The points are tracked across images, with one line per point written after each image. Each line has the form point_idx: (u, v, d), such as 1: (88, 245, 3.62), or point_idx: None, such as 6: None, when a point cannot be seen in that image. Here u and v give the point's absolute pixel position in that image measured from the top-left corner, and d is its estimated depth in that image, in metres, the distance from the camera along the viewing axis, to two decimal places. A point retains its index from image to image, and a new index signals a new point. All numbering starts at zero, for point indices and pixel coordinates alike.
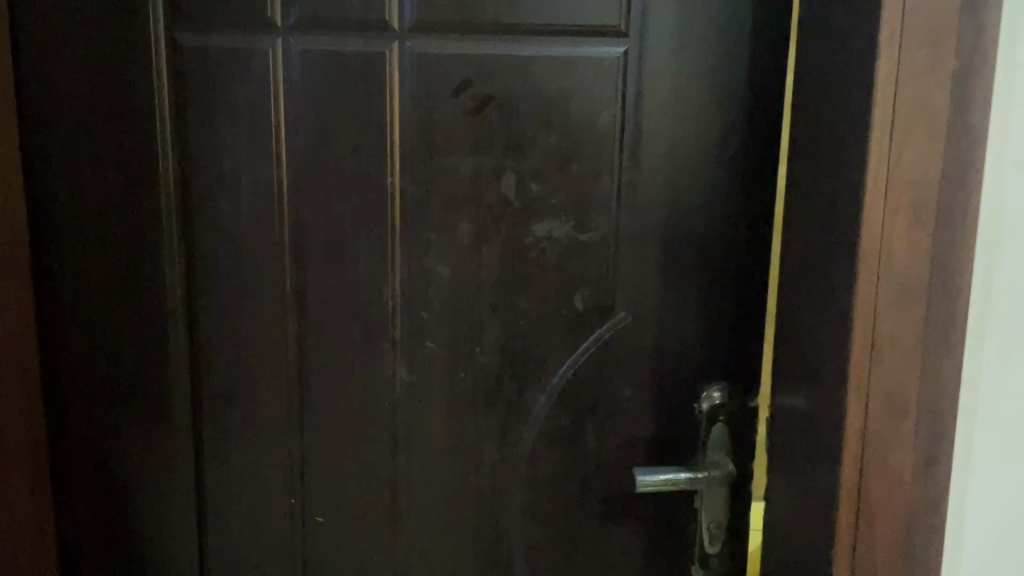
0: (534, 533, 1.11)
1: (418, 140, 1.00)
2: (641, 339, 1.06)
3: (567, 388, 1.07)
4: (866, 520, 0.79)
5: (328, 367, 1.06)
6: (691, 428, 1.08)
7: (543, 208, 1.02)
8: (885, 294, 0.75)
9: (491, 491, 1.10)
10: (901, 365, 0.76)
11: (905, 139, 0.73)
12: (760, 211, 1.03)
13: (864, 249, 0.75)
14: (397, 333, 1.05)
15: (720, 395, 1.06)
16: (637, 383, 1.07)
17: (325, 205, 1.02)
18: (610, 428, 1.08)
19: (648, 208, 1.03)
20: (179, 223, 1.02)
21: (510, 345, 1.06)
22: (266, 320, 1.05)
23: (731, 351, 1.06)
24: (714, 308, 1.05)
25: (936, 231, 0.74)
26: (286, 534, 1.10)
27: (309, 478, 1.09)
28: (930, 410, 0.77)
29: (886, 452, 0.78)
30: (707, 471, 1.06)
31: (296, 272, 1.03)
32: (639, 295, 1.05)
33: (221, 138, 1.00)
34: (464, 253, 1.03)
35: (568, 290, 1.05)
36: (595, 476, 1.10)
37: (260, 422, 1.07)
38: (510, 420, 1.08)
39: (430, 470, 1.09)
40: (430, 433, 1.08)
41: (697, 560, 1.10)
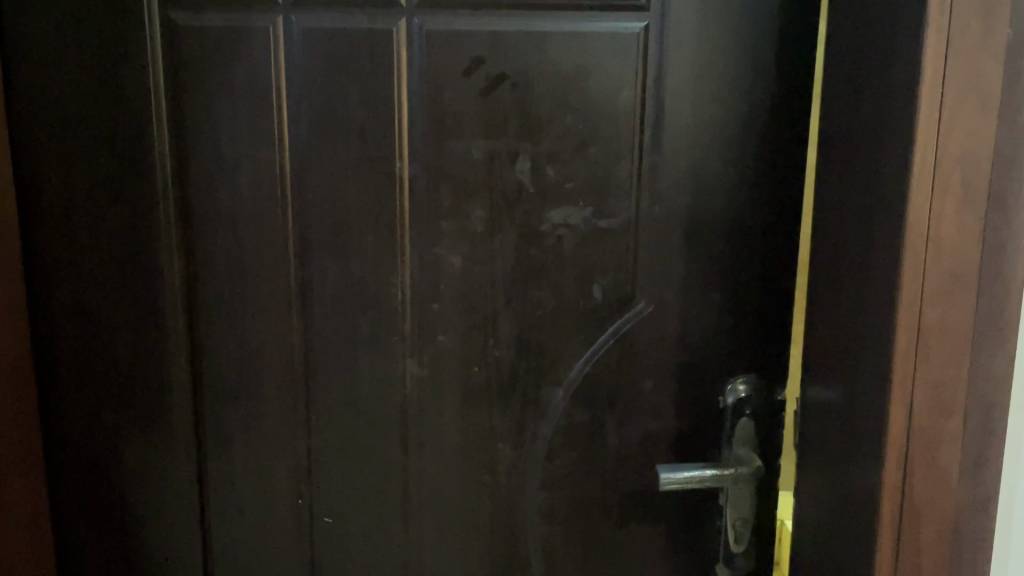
0: (552, 532, 1.07)
1: (428, 122, 0.95)
2: (663, 331, 1.01)
3: (586, 382, 1.02)
4: (910, 527, 0.74)
5: (336, 362, 1.01)
6: (715, 423, 1.03)
7: (559, 193, 0.97)
8: (931, 286, 0.70)
9: (506, 488, 1.06)
10: (949, 361, 0.71)
11: (956, 116, 0.67)
12: (789, 195, 0.98)
13: (911, 236, 0.70)
14: (407, 326, 1.01)
15: (745, 388, 1.02)
16: (659, 377, 1.02)
17: (330, 193, 0.97)
18: (631, 424, 1.04)
19: (670, 193, 0.98)
20: (178, 213, 0.97)
21: (526, 337, 1.01)
22: (271, 314, 1.00)
23: (758, 343, 1.01)
24: (741, 298, 1.00)
25: (988, 216, 0.69)
26: (293, 535, 1.06)
27: (317, 477, 1.04)
28: (980, 409, 0.72)
29: (932, 453, 0.73)
30: (733, 468, 1.01)
31: (301, 263, 0.99)
32: (661, 284, 1.00)
33: (220, 122, 0.95)
34: (477, 242, 0.98)
35: (586, 279, 1.00)
36: (615, 473, 1.05)
37: (265, 419, 1.03)
38: (527, 416, 1.04)
39: (443, 468, 1.05)
40: (442, 430, 1.04)
41: (723, 559, 1.06)
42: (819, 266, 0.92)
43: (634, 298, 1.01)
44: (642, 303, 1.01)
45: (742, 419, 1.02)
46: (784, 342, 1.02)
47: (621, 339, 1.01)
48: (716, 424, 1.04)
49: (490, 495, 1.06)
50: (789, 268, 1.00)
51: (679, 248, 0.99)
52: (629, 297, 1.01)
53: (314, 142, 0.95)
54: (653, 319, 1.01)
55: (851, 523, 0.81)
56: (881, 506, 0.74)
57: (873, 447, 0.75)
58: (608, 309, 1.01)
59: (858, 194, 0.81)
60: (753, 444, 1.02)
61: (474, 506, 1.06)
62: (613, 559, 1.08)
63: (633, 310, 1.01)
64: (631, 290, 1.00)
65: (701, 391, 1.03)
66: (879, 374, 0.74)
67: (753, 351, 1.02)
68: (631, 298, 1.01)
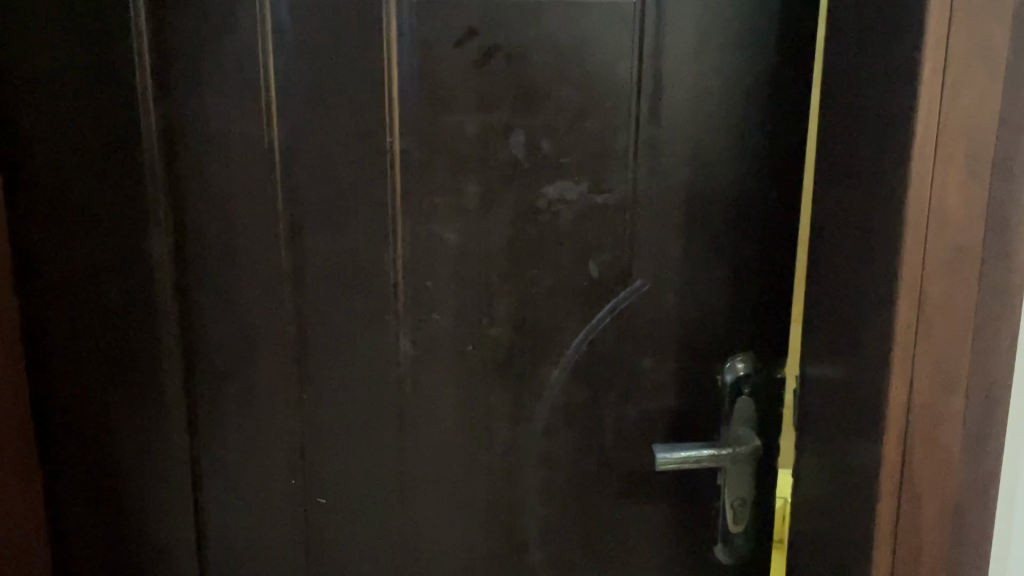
0: (550, 513, 1.06)
1: (420, 96, 0.93)
2: (661, 308, 0.99)
3: (584, 360, 1.01)
4: (911, 508, 0.72)
5: (328, 341, 1.00)
6: (714, 400, 1.02)
7: (555, 169, 0.95)
8: (934, 259, 0.68)
9: (503, 468, 1.05)
10: (952, 337, 0.69)
11: (960, 85, 0.65)
12: (790, 167, 0.95)
13: (912, 209, 0.68)
14: (400, 304, 0.99)
15: (745, 365, 1.00)
16: (657, 355, 1.01)
17: (321, 169, 0.95)
18: (629, 403, 1.02)
19: (668, 167, 0.95)
20: (166, 191, 0.96)
21: (522, 315, 1.00)
22: (263, 292, 0.99)
23: (757, 320, 1.00)
24: (740, 274, 0.98)
25: (994, 188, 0.66)
26: (288, 516, 1.05)
27: (311, 458, 1.03)
28: (983, 385, 0.70)
29: (933, 431, 0.71)
30: (730, 447, 0.99)
31: (292, 240, 0.97)
32: (659, 261, 0.98)
33: (209, 97, 0.93)
34: (471, 218, 0.97)
35: (583, 256, 0.98)
36: (613, 452, 1.04)
37: (258, 399, 1.02)
38: (523, 394, 1.02)
39: (439, 448, 1.04)
40: (437, 409, 1.02)
41: (721, 538, 1.05)
42: (820, 241, 0.90)
43: (631, 275, 0.99)
44: (640, 280, 0.99)
45: (742, 396, 1.00)
46: (785, 318, 1.00)
47: (618, 317, 1.00)
48: (715, 403, 1.02)
49: (486, 475, 1.05)
50: (790, 243, 0.98)
51: (677, 223, 0.97)
52: (626, 274, 0.99)
53: (304, 116, 0.93)
54: (650, 296, 0.99)
55: (852, 504, 0.80)
56: (881, 486, 0.73)
57: (874, 427, 0.73)
58: (605, 286, 0.99)
59: (861, 167, 0.79)
60: (753, 423, 1.00)
61: (470, 485, 1.05)
62: (611, 539, 1.06)
63: (630, 287, 0.99)
64: (628, 266, 0.98)
65: (699, 369, 1.01)
66: (880, 352, 0.72)
67: (753, 328, 1.00)
68: (628, 274, 0.99)
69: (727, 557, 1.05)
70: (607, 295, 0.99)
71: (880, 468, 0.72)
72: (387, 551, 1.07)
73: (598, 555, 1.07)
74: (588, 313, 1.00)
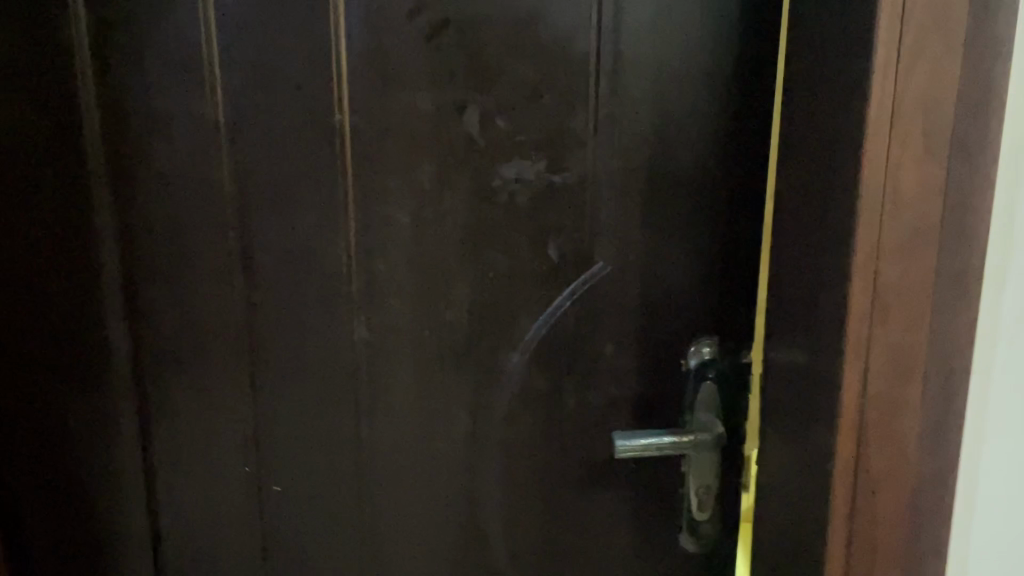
0: (512, 502, 1.03)
1: (370, 71, 0.90)
2: (623, 292, 0.96)
3: (544, 345, 0.98)
4: (867, 501, 0.70)
5: (281, 325, 0.97)
6: (678, 387, 0.99)
7: (511, 147, 0.92)
8: (889, 242, 0.65)
9: (462, 456, 1.02)
10: (908, 322, 0.66)
11: (916, 59, 0.62)
12: (755, 146, 0.92)
13: (866, 189, 0.64)
14: (354, 288, 0.96)
15: (709, 351, 0.97)
16: (619, 340, 0.98)
17: (269, 148, 0.92)
18: (591, 389, 0.99)
19: (629, 146, 0.92)
20: (109, 172, 0.92)
21: (479, 299, 0.97)
22: (212, 276, 0.96)
23: (722, 304, 0.97)
24: (704, 256, 0.95)
25: (952, 166, 0.63)
26: (242, 505, 1.03)
27: (265, 445, 1.01)
28: (941, 373, 0.67)
29: (889, 420, 0.68)
30: (693, 435, 0.97)
31: (241, 223, 0.94)
32: (620, 243, 0.95)
33: (150, 74, 0.89)
34: (424, 199, 0.93)
35: (541, 238, 0.95)
36: (575, 439, 1.01)
37: (210, 385, 0.99)
38: (482, 380, 0.99)
39: (397, 436, 1.01)
40: (394, 396, 1.00)
41: (686, 526, 1.02)
42: (784, 222, 0.87)
43: (592, 258, 0.96)
44: (601, 264, 0.96)
45: (706, 382, 0.98)
46: (751, 302, 0.97)
47: (579, 301, 0.97)
48: (679, 389, 0.99)
49: (445, 463, 1.02)
50: (756, 224, 0.95)
51: (639, 204, 0.94)
52: (587, 257, 0.96)
53: (250, 94, 0.90)
54: (612, 280, 0.96)
55: (812, 496, 0.77)
56: (836, 479, 0.70)
57: (829, 418, 0.71)
58: (564, 269, 0.96)
59: (821, 144, 0.76)
60: (717, 409, 0.98)
61: (430, 475, 1.02)
62: (575, 529, 1.04)
63: (591, 270, 0.96)
64: (588, 249, 0.95)
65: (663, 354, 0.98)
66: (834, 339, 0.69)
67: (717, 312, 0.97)
68: (588, 257, 0.96)
69: (694, 547, 1.03)
70: (567, 278, 0.96)
71: (834, 460, 0.70)
72: (347, 542, 1.05)
73: (561, 544, 1.05)
74: (547, 298, 0.97)
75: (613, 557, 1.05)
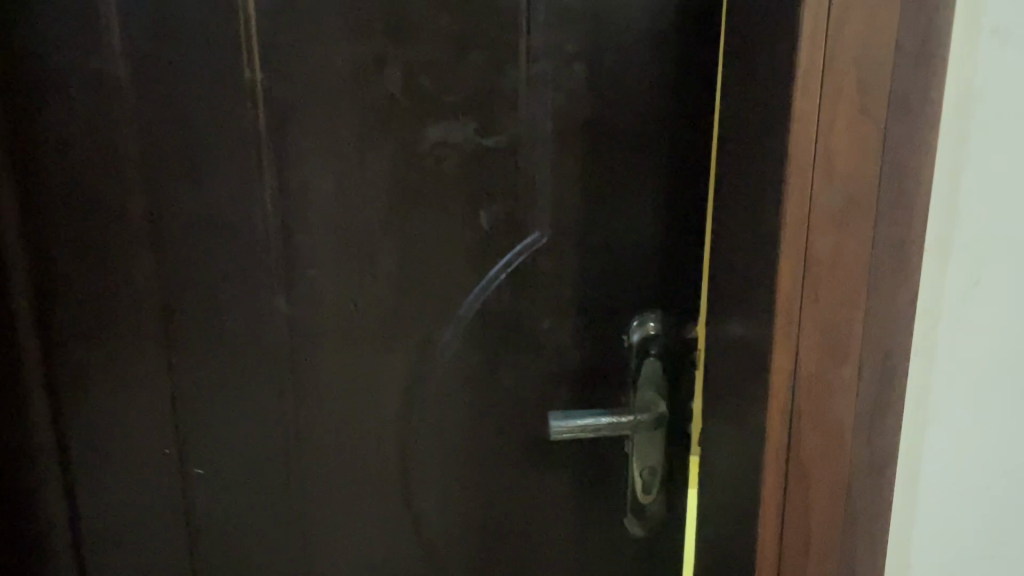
0: (448, 484, 0.98)
1: (282, 24, 0.83)
2: (559, 262, 0.90)
3: (477, 317, 0.92)
4: (799, 490, 0.64)
5: (196, 298, 0.91)
6: (619, 364, 0.93)
7: (436, 107, 0.85)
8: (822, 209, 0.59)
9: (394, 436, 0.97)
10: (842, 298, 0.60)
11: (850, 4, 0.55)
12: (699, 104, 0.86)
13: (796, 151, 0.58)
14: (273, 259, 0.90)
15: (651, 327, 0.91)
16: (556, 313, 0.92)
17: (176, 108, 0.85)
18: (528, 365, 0.94)
19: (564, 105, 0.85)
20: (3, 134, 0.86)
21: (407, 271, 0.91)
22: (121, 246, 0.90)
23: (664, 276, 0.91)
24: (645, 224, 0.89)
25: (890, 125, 0.57)
26: (163, 486, 0.98)
27: (185, 425, 0.96)
28: (878, 353, 0.61)
29: (822, 404, 0.62)
30: (633, 416, 0.92)
31: (149, 189, 0.88)
32: (555, 210, 0.89)
33: (42, 27, 0.82)
34: (345, 163, 0.87)
35: (471, 205, 0.88)
36: (512, 418, 0.96)
37: (124, 362, 0.93)
38: (413, 355, 0.94)
39: (325, 415, 0.96)
40: (320, 372, 0.94)
41: (631, 509, 0.97)
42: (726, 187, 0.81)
43: (526, 225, 0.89)
44: (535, 232, 0.89)
45: (648, 360, 0.92)
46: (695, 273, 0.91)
47: (513, 272, 0.91)
48: (621, 366, 0.93)
49: (376, 443, 0.97)
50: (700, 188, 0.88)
51: (575, 167, 0.87)
52: (519, 225, 0.89)
53: (152, 48, 0.83)
54: (548, 249, 0.90)
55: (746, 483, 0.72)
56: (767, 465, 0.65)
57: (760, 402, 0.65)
58: (496, 238, 0.90)
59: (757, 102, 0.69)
60: (662, 387, 0.92)
61: (361, 454, 0.97)
62: (515, 511, 0.99)
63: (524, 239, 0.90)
64: (522, 216, 0.89)
65: (602, 329, 0.92)
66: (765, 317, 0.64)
67: (659, 284, 0.91)
68: (522, 225, 0.89)
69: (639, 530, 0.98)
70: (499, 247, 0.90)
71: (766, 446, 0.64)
72: (276, 525, 1.00)
73: (500, 527, 1.00)
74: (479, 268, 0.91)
75: (555, 541, 1.00)
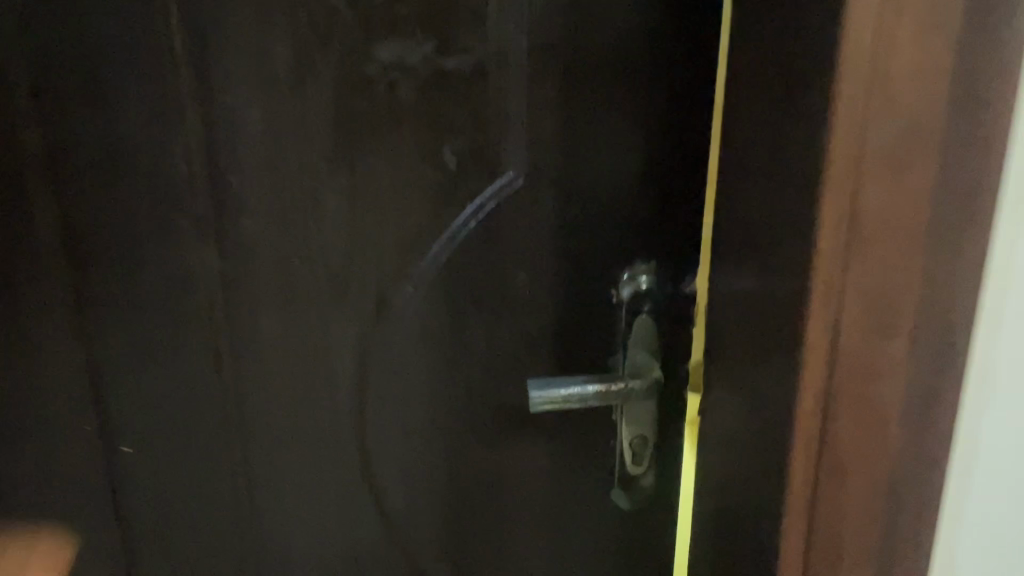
0: (410, 459, 0.87)
1: None
2: (535, 205, 0.77)
3: (440, 271, 0.79)
4: (832, 488, 0.54)
5: (109, 254, 0.77)
6: (604, 323, 0.81)
7: (386, 23, 0.71)
8: (874, 147, 0.46)
9: (350, 406, 0.85)
10: (897, 258, 0.48)
11: None
12: (700, 18, 0.71)
13: (846, 75, 0.45)
14: (199, 207, 0.76)
15: (642, 280, 0.79)
16: (531, 265, 0.79)
17: (66, 24, 0.69)
18: (499, 325, 0.81)
19: (540, 20, 0.71)
20: None
21: (358, 219, 0.78)
22: (14, 193, 0.75)
23: (658, 222, 0.78)
24: (635, 161, 0.76)
25: (967, 39, 0.44)
26: (87, 467, 0.86)
27: (108, 398, 0.83)
28: (936, 323, 0.50)
29: (865, 387, 0.51)
30: (624, 383, 0.80)
31: (41, 124, 0.73)
32: (530, 146, 0.75)
33: None
34: (279, 91, 0.73)
35: (432, 142, 0.75)
36: (483, 385, 0.84)
37: (30, 329, 0.80)
38: (368, 315, 0.81)
39: (270, 383, 0.84)
40: (262, 334, 0.82)
41: (620, 483, 0.86)
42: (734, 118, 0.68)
43: (495, 162, 0.76)
44: (507, 170, 0.76)
45: (638, 317, 0.80)
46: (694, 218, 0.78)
47: (481, 218, 0.77)
48: (606, 325, 0.81)
49: (330, 415, 0.85)
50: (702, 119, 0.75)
51: (554, 92, 0.74)
52: (488, 161, 0.76)
53: None
54: (522, 190, 0.77)
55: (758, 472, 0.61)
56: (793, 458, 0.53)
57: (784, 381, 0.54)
58: (461, 178, 0.76)
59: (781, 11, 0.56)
60: (655, 349, 0.80)
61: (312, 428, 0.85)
62: (486, 487, 0.88)
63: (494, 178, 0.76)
64: (491, 151, 0.75)
65: (585, 282, 0.80)
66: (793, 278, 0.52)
67: (652, 231, 0.78)
68: (491, 161, 0.76)
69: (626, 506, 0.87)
70: (465, 188, 0.77)
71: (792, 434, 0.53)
72: (215, 507, 0.88)
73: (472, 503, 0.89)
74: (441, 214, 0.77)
75: (531, 519, 0.90)
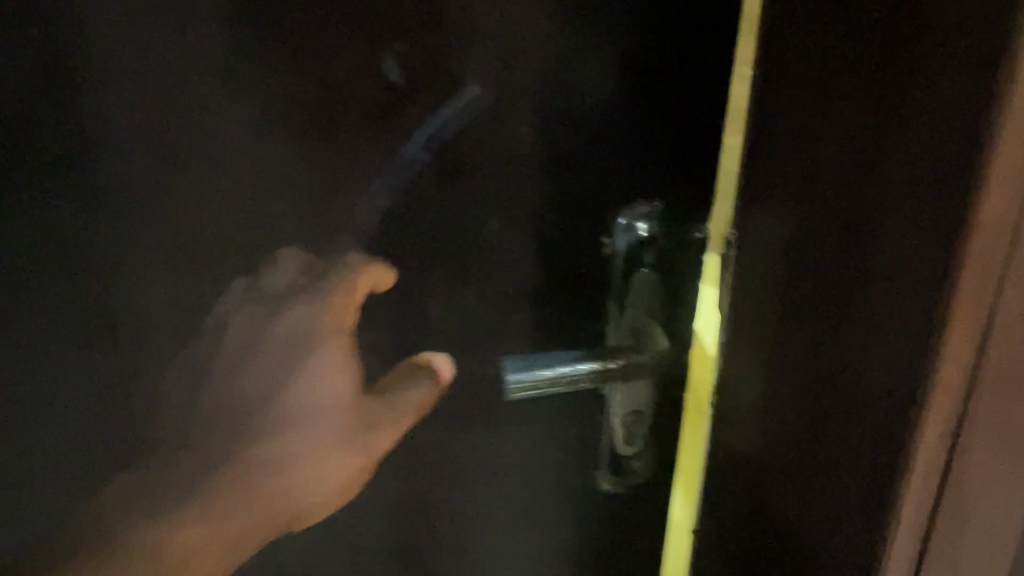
0: (353, 464, 0.69)
1: None
2: (507, 129, 0.58)
3: (382, 219, 0.60)
4: (961, 514, 0.42)
5: None
6: (598, 285, 0.64)
7: None
8: None
9: (266, 411, 0.65)
10: None
11: None
12: None
13: None
14: (37, 149, 0.55)
15: (643, 227, 0.62)
16: (503, 209, 0.60)
17: None
18: (461, 284, 0.63)
19: None
20: None
21: (267, 165, 0.57)
22: None
23: (667, 151, 0.60)
24: (642, 70, 0.57)
25: None
26: None
27: None
28: None
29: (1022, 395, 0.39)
30: (621, 360, 0.64)
31: None
32: (501, 59, 0.56)
33: None
34: None
35: (366, 55, 0.55)
36: (445, 369, 0.66)
37: None
38: (289, 283, 0.61)
39: (157, 385, 0.63)
40: (152, 311, 0.61)
41: (607, 466, 0.72)
42: None
43: (454, 71, 0.56)
44: (471, 81, 0.56)
45: (637, 273, 0.63)
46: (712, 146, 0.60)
47: (436, 146, 0.58)
48: (596, 282, 0.64)
49: (240, 423, 0.65)
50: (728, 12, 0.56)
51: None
52: (444, 69, 0.56)
53: None
54: (491, 109, 0.57)
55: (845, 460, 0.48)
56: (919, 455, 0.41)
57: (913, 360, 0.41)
58: (407, 93, 0.56)
59: None
60: (654, 309, 0.64)
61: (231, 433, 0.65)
62: (447, 477, 0.72)
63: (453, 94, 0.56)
64: (448, 55, 0.55)
65: (571, 231, 0.62)
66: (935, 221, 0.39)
67: (658, 164, 0.60)
68: (447, 69, 0.56)
69: (613, 489, 0.73)
70: (413, 108, 0.56)
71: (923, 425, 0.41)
72: (107, 533, 0.68)
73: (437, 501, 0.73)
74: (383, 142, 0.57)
75: (506, 517, 0.75)
